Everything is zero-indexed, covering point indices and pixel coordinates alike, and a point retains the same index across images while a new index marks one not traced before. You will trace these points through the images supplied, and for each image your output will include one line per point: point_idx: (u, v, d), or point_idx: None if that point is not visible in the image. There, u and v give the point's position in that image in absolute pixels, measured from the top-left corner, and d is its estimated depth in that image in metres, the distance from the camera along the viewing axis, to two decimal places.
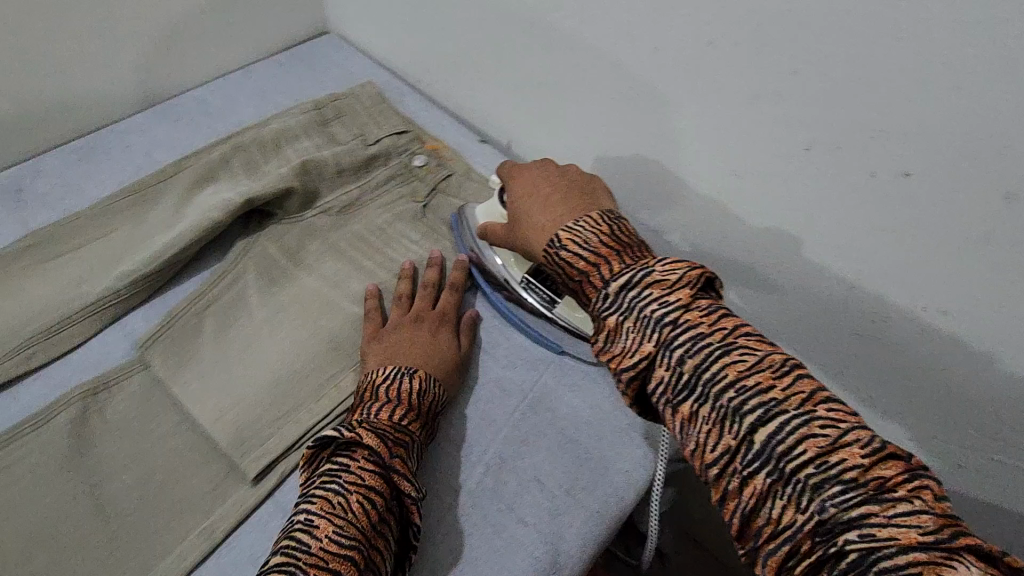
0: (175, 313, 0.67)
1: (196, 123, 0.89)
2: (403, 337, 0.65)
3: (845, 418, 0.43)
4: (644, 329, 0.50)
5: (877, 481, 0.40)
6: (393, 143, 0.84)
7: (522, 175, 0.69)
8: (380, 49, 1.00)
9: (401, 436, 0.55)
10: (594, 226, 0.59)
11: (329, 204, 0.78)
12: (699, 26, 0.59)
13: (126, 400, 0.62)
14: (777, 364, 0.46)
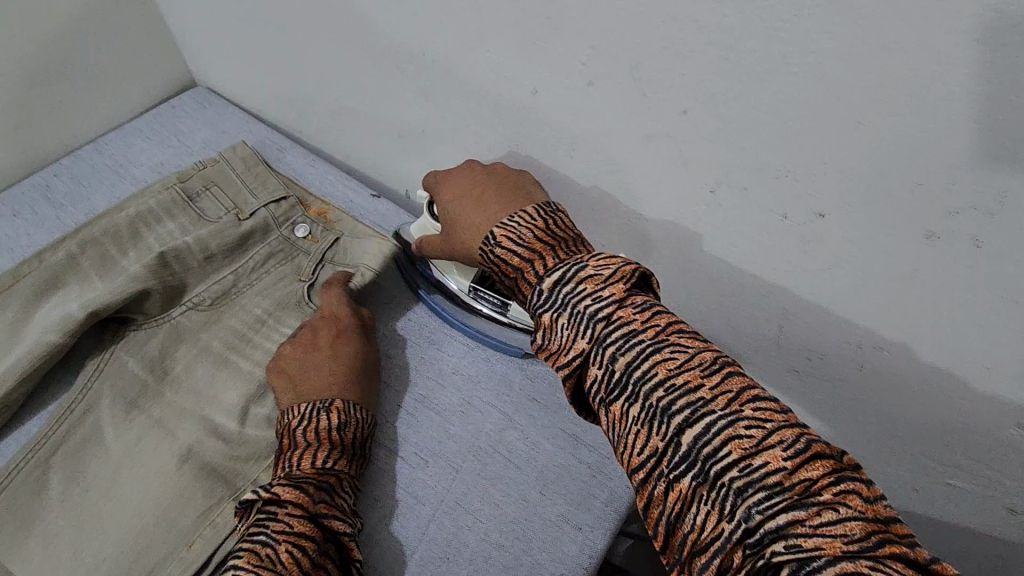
0: (12, 468, 0.56)
1: (38, 215, 0.77)
2: (313, 367, 0.60)
3: (773, 416, 0.37)
4: (576, 325, 0.44)
5: (803, 484, 0.34)
6: (272, 214, 0.73)
7: (447, 177, 0.62)
8: (252, 99, 0.89)
9: (328, 475, 0.53)
10: (529, 221, 0.53)
11: (199, 298, 0.68)
12: (575, 65, 0.52)
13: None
14: (708, 362, 0.41)
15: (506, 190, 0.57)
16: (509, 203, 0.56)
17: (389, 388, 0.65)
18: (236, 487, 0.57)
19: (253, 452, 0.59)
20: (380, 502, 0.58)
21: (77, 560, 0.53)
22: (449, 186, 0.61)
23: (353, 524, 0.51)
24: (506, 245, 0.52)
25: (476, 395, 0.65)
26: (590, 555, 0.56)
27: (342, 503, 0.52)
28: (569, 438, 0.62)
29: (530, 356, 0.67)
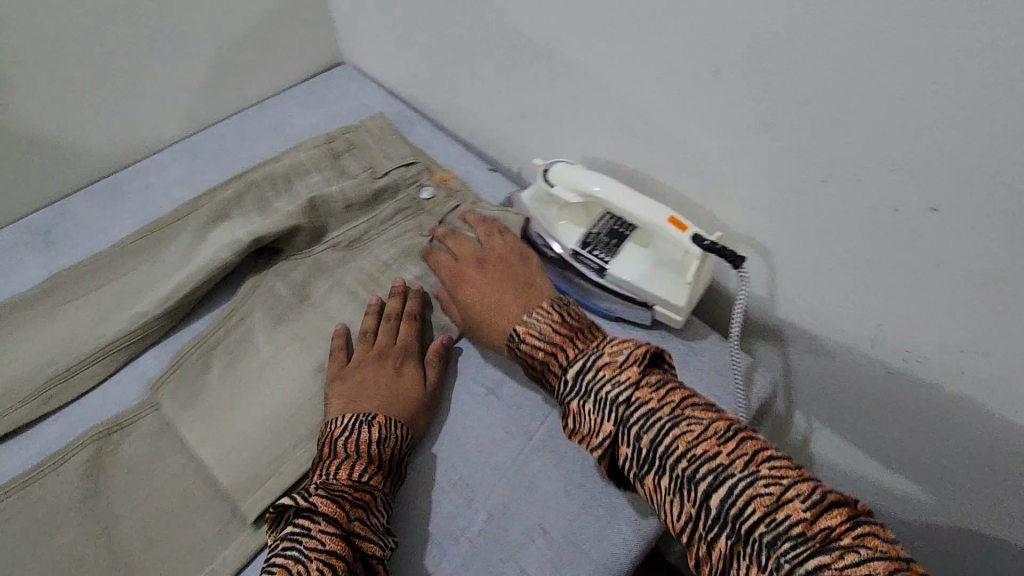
0: (185, 353, 0.68)
1: (213, 159, 0.92)
2: (366, 382, 0.64)
3: (787, 473, 0.45)
4: (602, 410, 0.52)
5: (823, 532, 0.41)
6: (402, 176, 0.84)
7: (464, 276, 0.69)
8: (390, 78, 1.01)
9: (366, 492, 0.55)
10: (545, 315, 0.60)
11: (336, 239, 0.78)
12: (702, 55, 0.57)
13: (132, 446, 0.63)
14: (721, 431, 0.48)
15: (519, 285, 0.66)
16: (523, 298, 0.64)
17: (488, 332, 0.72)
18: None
19: None
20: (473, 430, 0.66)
21: (228, 434, 0.63)
22: (467, 286, 0.68)
23: (389, 544, 0.53)
24: (529, 341, 0.59)
25: None
26: None
27: (377, 520, 0.54)
28: None
29: (621, 323, 0.71)
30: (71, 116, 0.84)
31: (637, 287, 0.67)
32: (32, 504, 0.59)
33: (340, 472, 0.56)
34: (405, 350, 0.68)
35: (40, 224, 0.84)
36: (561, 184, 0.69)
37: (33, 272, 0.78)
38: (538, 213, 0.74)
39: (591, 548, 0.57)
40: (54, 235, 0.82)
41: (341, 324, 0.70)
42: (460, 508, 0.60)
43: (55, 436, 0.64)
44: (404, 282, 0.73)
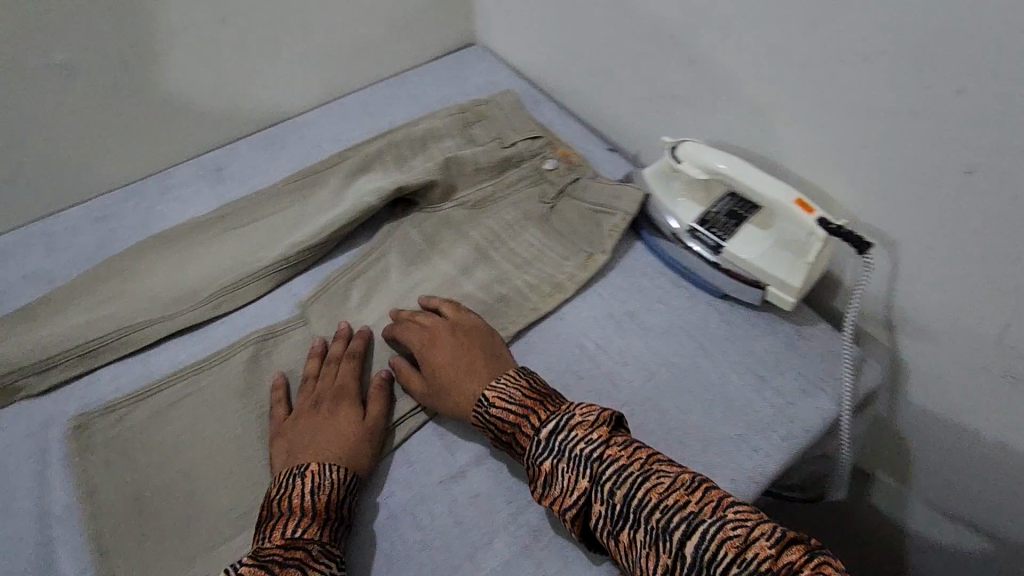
0: (331, 280, 0.77)
1: (358, 119, 1.02)
2: (303, 430, 0.63)
3: (749, 516, 0.49)
4: (576, 468, 0.55)
5: (787, 565, 0.45)
6: (528, 147, 0.90)
7: (434, 340, 0.68)
8: (520, 58, 1.08)
9: (305, 551, 0.53)
10: (514, 380, 0.63)
11: (464, 198, 0.86)
12: (855, 41, 0.59)
13: (283, 352, 0.73)
14: (688, 482, 0.52)
15: (485, 356, 0.67)
16: (488, 369, 0.65)
17: (598, 293, 0.76)
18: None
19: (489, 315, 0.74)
20: (581, 378, 0.69)
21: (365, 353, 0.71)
22: (433, 351, 0.67)
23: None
24: (499, 406, 0.61)
25: (676, 323, 0.72)
26: (762, 474, 0.61)
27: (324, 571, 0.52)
28: (757, 378, 0.67)
29: (729, 301, 0.74)
30: (250, 71, 0.96)
31: (751, 267, 0.70)
32: (205, 387, 0.70)
33: (284, 529, 0.55)
34: (344, 393, 0.66)
35: (213, 161, 0.97)
36: (689, 162, 0.72)
37: (208, 200, 0.91)
38: (659, 189, 0.78)
39: None
40: (225, 171, 0.95)
41: (280, 374, 0.70)
42: None
43: (222, 335, 0.76)
44: (345, 321, 0.73)
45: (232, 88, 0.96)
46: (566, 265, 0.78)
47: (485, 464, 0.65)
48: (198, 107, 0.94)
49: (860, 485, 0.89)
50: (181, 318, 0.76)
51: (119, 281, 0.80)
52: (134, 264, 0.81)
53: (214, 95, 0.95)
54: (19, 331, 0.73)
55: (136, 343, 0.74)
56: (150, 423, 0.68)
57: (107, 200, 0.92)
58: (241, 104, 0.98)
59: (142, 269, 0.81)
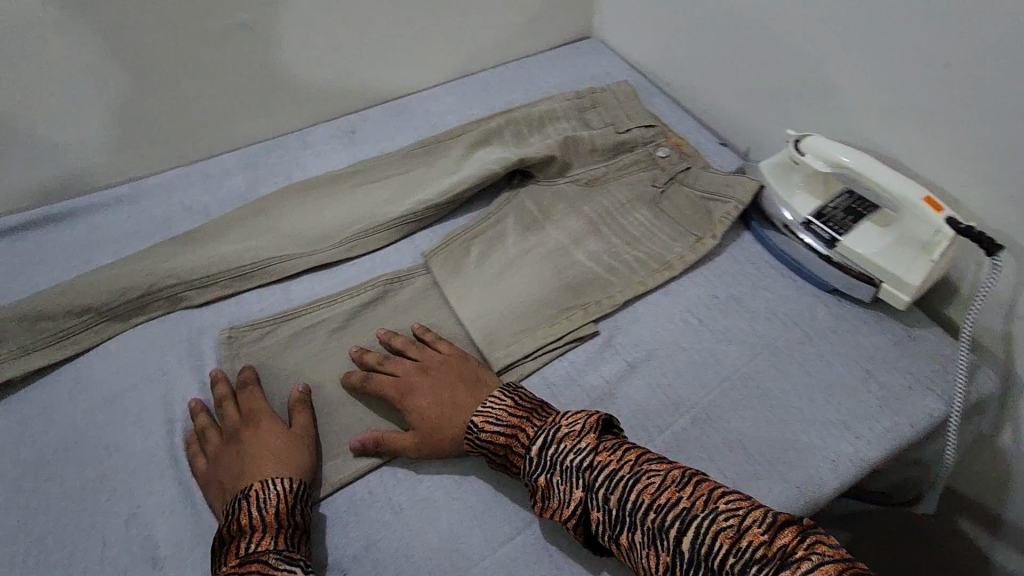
0: (453, 236, 0.83)
1: (480, 98, 1.10)
2: (234, 457, 0.63)
3: (741, 505, 0.50)
4: (569, 480, 0.56)
5: (782, 550, 0.46)
6: (642, 134, 0.94)
7: (407, 387, 0.68)
8: (637, 53, 1.13)
9: (263, 563, 0.53)
10: (499, 401, 0.64)
11: (578, 176, 0.90)
12: (1003, 46, 0.61)
13: (404, 296, 0.80)
14: (679, 478, 0.53)
15: (458, 387, 0.67)
16: (468, 399, 0.66)
17: (704, 275, 0.79)
18: (582, 302, 0.76)
19: (598, 283, 0.78)
20: (684, 350, 0.72)
21: (481, 303, 0.77)
22: (416, 392, 0.67)
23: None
24: (489, 429, 0.62)
25: (782, 311, 0.75)
26: (862, 459, 0.63)
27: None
28: (862, 371, 0.69)
29: (837, 296, 0.75)
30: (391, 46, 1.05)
31: (867, 262, 0.71)
32: (336, 316, 0.78)
33: (248, 544, 0.55)
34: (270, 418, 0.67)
35: (347, 125, 1.06)
36: (812, 154, 0.74)
37: (343, 158, 1.01)
38: (776, 181, 0.80)
39: (788, 471, 0.62)
40: (358, 134, 1.04)
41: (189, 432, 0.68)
42: (667, 408, 0.67)
43: (353, 275, 0.84)
44: (219, 370, 0.72)
45: (375, 61, 1.05)
46: (673, 246, 0.82)
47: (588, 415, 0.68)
48: (343, 75, 1.04)
49: (949, 505, 0.87)
50: (318, 257, 0.84)
51: (264, 219, 0.89)
52: (277, 206, 0.91)
53: (358, 65, 1.04)
54: (182, 251, 0.84)
55: (279, 273, 0.83)
56: (287, 344, 0.76)
57: (256, 150, 1.03)
58: (378, 76, 1.07)
59: (284, 211, 0.90)
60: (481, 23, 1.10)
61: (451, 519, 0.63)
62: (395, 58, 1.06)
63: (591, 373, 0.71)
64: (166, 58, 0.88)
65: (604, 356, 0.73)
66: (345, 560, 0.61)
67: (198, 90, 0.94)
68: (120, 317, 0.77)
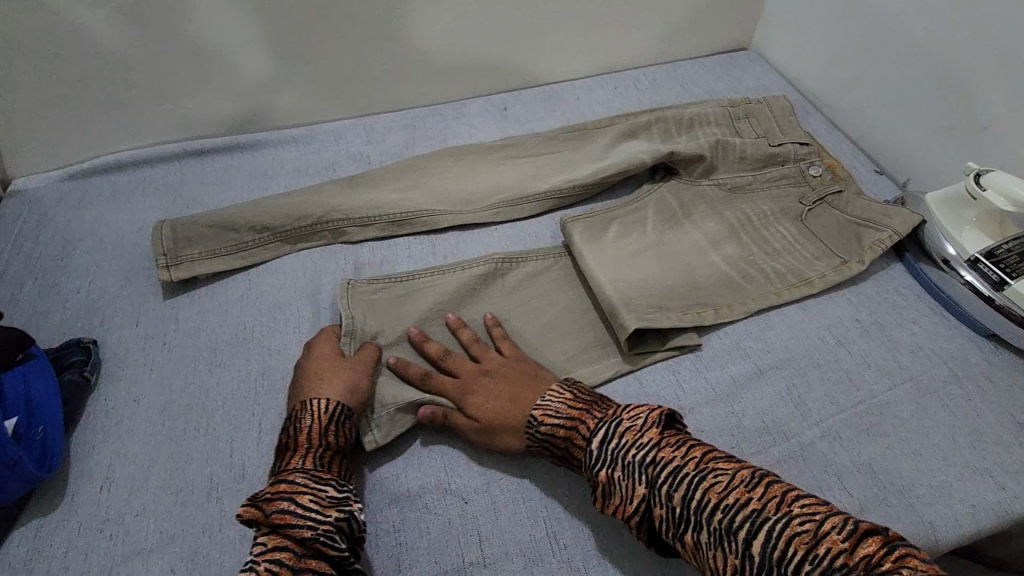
0: (594, 213, 0.86)
1: (631, 94, 1.13)
2: (296, 382, 0.68)
3: (816, 510, 0.48)
4: (631, 476, 0.55)
5: (864, 561, 0.45)
6: (796, 150, 0.92)
7: (469, 383, 0.68)
8: (798, 72, 1.13)
9: (288, 482, 0.56)
10: (558, 394, 0.65)
11: (723, 181, 0.90)
12: None
13: (517, 279, 0.81)
14: (748, 478, 0.52)
15: (520, 383, 0.68)
16: (529, 393, 0.67)
17: (849, 298, 0.78)
18: (716, 302, 0.77)
19: (734, 287, 0.78)
20: (817, 364, 0.72)
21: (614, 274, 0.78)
22: (477, 388, 0.68)
23: (334, 515, 0.55)
24: (549, 421, 0.62)
25: (929, 347, 0.72)
26: (1005, 509, 0.60)
27: (314, 495, 0.55)
28: (1014, 422, 0.66)
29: (994, 341, 0.73)
30: (558, 34, 1.09)
31: None
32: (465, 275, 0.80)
33: (286, 464, 0.59)
34: (338, 357, 0.70)
35: (500, 101, 1.12)
36: (994, 190, 0.71)
37: (494, 131, 1.07)
38: (942, 215, 0.78)
39: (920, 505, 0.60)
40: (510, 111, 1.10)
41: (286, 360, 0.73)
42: (795, 417, 0.67)
43: (494, 239, 0.90)
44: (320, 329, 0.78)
45: (541, 46, 1.10)
46: (817, 264, 0.80)
47: (714, 407, 0.69)
48: (509, 54, 1.10)
49: None
50: (465, 217, 0.90)
51: (418, 174, 0.96)
52: (431, 166, 0.97)
53: (524, 47, 1.10)
54: (345, 192, 0.92)
55: (426, 226, 0.89)
56: (398, 303, 0.78)
57: (416, 112, 1.11)
58: (539, 61, 1.13)
59: (436, 171, 0.96)
60: (647, 22, 1.13)
61: (565, 476, 0.67)
62: (560, 46, 1.11)
63: (719, 369, 0.72)
64: (362, 18, 0.97)
65: (733, 356, 0.73)
66: (467, 491, 0.65)
67: (381, 52, 1.03)
68: (290, 239, 0.87)
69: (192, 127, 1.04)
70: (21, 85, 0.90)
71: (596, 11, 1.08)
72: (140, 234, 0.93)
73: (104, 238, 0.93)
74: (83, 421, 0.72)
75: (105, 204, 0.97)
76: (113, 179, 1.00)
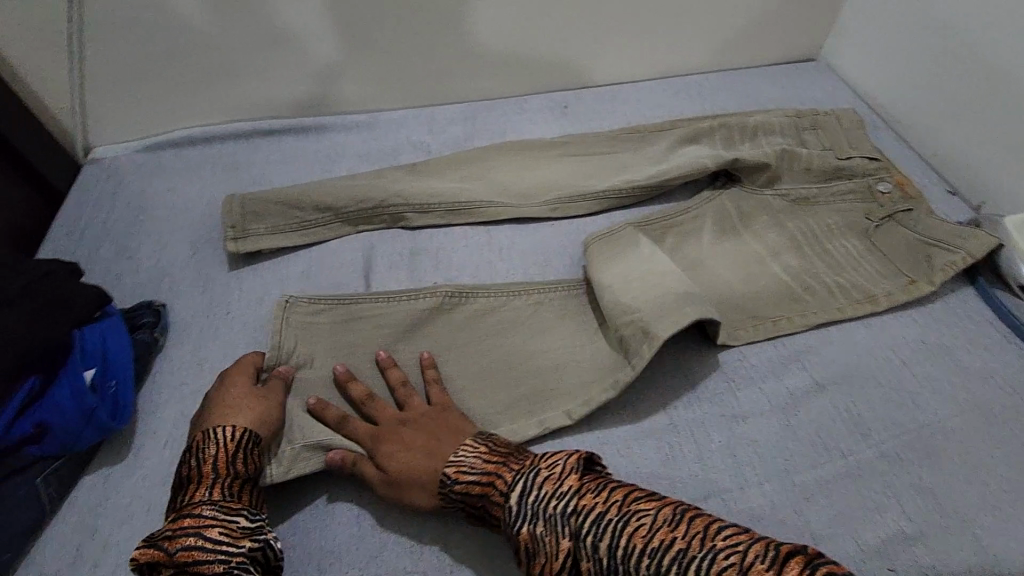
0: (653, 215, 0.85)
1: (695, 99, 1.12)
2: (204, 410, 0.66)
3: (738, 542, 0.47)
4: (552, 529, 0.52)
5: None
6: (864, 165, 0.89)
7: (385, 432, 0.65)
8: (869, 85, 1.10)
9: (194, 516, 0.55)
10: (472, 448, 0.61)
11: (788, 191, 0.88)
12: None
13: (471, 313, 0.76)
14: (670, 517, 0.50)
15: (439, 434, 0.64)
16: (446, 445, 0.63)
17: (915, 318, 0.76)
18: (774, 315, 0.75)
19: (797, 299, 0.77)
20: (878, 383, 0.70)
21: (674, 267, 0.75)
22: (392, 437, 0.64)
23: (247, 545, 0.54)
24: (464, 477, 0.59)
25: (999, 376, 0.70)
26: None
27: (224, 528, 0.54)
28: None
29: None
30: (624, 36, 1.09)
31: None
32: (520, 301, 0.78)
33: (191, 498, 0.57)
34: (252, 387, 0.67)
35: (561, 99, 1.13)
36: None
37: (554, 128, 1.07)
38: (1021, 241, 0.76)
39: (983, 535, 0.59)
40: (571, 110, 1.10)
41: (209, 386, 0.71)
42: (853, 434, 0.66)
43: (550, 236, 0.91)
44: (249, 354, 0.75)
45: (607, 46, 1.10)
46: (883, 281, 0.78)
47: (767, 418, 0.68)
48: (573, 53, 1.10)
49: None
50: (522, 211, 0.91)
51: (476, 165, 0.97)
52: (490, 158, 0.98)
53: (589, 48, 1.10)
54: (406, 179, 0.94)
55: (483, 217, 0.90)
56: (335, 332, 0.74)
57: (478, 106, 1.12)
58: (603, 61, 1.13)
59: (495, 163, 0.97)
60: (716, 27, 1.11)
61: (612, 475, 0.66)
62: (625, 47, 1.11)
63: (776, 380, 0.71)
64: (432, 11, 0.99)
65: (790, 367, 0.72)
66: None
67: (447, 43, 1.04)
68: (350, 221, 0.89)
69: (262, 108, 1.08)
70: (112, 58, 0.95)
71: (664, 14, 1.07)
72: (208, 206, 0.97)
73: (175, 208, 0.97)
74: (152, 379, 0.75)
75: (177, 176, 1.01)
76: (186, 153, 1.05)
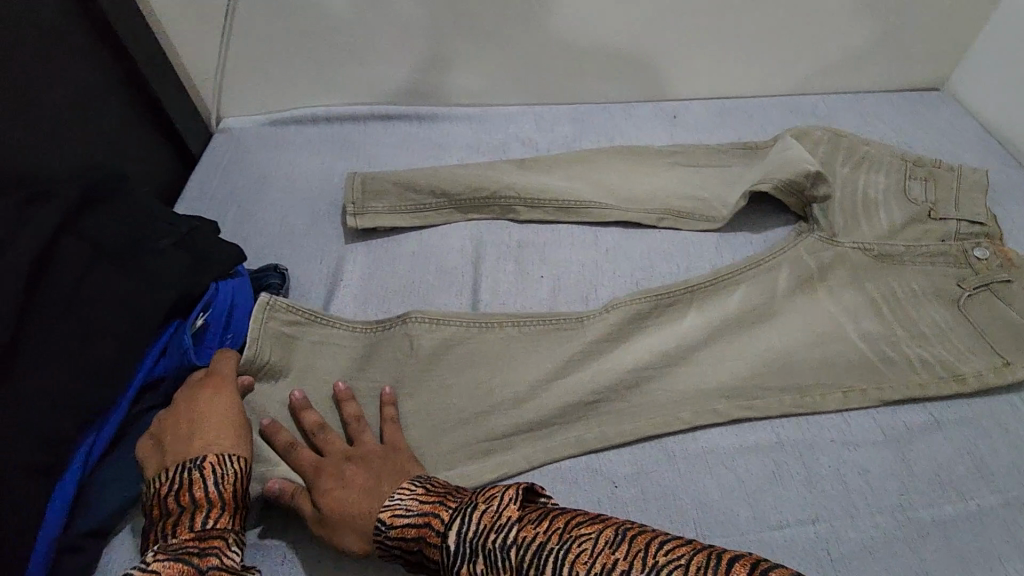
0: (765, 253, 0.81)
1: (812, 120, 1.10)
2: (186, 419, 0.64)
3: (678, 552, 0.46)
4: (492, 566, 0.49)
5: None
6: (958, 231, 0.81)
7: (329, 466, 0.63)
8: (1002, 120, 1.06)
9: (223, 540, 0.57)
10: (405, 491, 0.58)
11: (870, 245, 0.81)
12: None
13: (440, 341, 0.73)
14: (612, 538, 0.48)
15: (381, 475, 0.62)
16: (391, 486, 0.61)
17: None
18: (849, 384, 0.72)
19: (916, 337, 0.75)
20: (1000, 429, 0.70)
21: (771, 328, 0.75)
22: (333, 474, 0.63)
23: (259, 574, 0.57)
24: (398, 521, 0.56)
25: None
26: None
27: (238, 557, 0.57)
28: None
29: None
30: (743, 52, 1.08)
31: None
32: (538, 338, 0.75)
33: (210, 520, 0.58)
34: (236, 398, 0.66)
35: (671, 110, 1.13)
36: None
37: (664, 138, 1.08)
38: None
39: None
40: (680, 121, 1.11)
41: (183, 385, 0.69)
42: (974, 478, 0.67)
43: (654, 243, 0.91)
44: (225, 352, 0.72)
45: (725, 59, 1.10)
46: (972, 358, 0.73)
47: (883, 450, 0.69)
48: (688, 65, 1.10)
49: None
50: (629, 215, 0.91)
51: (585, 166, 0.98)
52: (602, 160, 0.99)
53: (705, 61, 1.10)
54: (517, 172, 0.96)
55: (593, 216, 0.91)
56: (309, 350, 0.73)
57: (588, 108, 1.14)
58: (718, 74, 1.12)
59: (603, 164, 0.98)
60: (840, 49, 1.09)
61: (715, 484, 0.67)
62: (743, 62, 1.10)
63: (892, 414, 0.72)
64: (558, 12, 1.01)
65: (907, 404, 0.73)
66: (618, 476, 0.68)
67: (567, 46, 1.06)
68: (462, 208, 0.91)
69: (382, 94, 1.13)
70: (255, 38, 1.02)
71: (789, 31, 1.06)
72: (326, 181, 1.02)
73: (295, 180, 1.02)
74: None
75: (298, 149, 1.07)
76: (307, 130, 1.10)
